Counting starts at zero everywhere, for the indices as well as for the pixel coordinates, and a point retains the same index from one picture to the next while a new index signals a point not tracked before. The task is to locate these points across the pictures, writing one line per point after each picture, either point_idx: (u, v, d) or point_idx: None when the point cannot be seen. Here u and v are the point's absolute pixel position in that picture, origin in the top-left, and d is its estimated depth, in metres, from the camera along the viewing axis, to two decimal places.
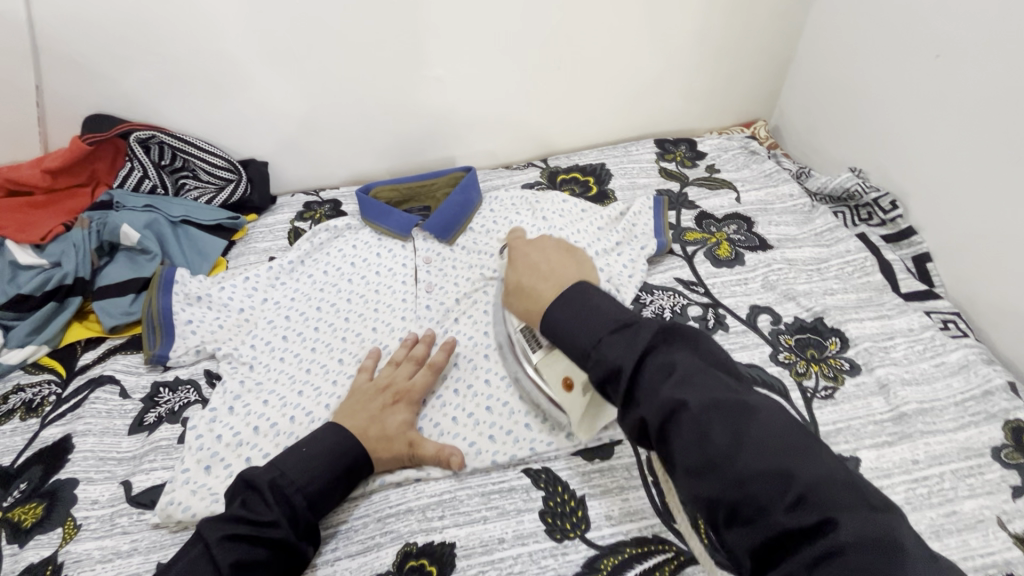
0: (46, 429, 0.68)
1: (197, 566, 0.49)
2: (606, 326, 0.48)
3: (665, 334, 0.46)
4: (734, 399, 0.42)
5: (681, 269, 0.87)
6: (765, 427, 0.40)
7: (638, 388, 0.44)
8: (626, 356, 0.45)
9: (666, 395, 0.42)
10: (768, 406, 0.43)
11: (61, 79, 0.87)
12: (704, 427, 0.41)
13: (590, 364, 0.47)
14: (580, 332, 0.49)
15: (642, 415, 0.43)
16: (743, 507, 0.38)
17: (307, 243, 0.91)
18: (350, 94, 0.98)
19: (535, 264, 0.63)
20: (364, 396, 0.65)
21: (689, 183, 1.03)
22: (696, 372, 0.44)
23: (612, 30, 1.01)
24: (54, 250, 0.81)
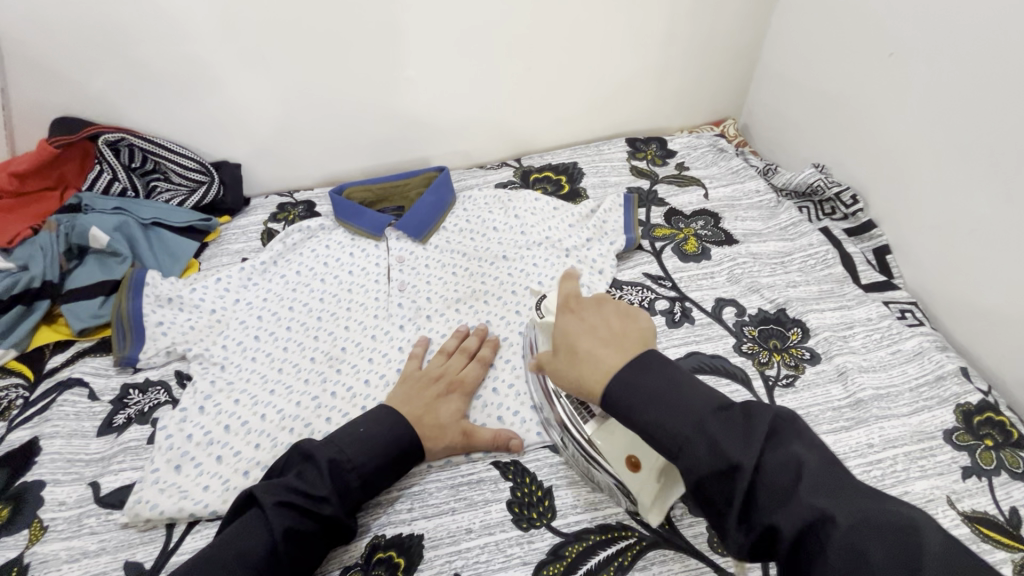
0: (12, 432, 0.67)
1: (252, 529, 0.51)
2: (703, 404, 0.44)
3: (777, 422, 0.43)
4: (887, 514, 0.38)
5: (649, 264, 0.88)
6: (933, 555, 0.36)
7: (760, 489, 0.40)
8: (746, 453, 0.41)
9: (806, 503, 0.39)
10: (905, 508, 0.40)
11: (27, 82, 0.86)
12: (857, 546, 0.37)
13: (694, 450, 0.42)
14: (673, 414, 0.44)
15: (767, 522, 0.40)
16: None
17: (280, 244, 0.92)
18: (322, 96, 0.98)
19: (595, 327, 0.53)
20: (417, 384, 0.67)
21: (659, 180, 1.05)
22: (822, 471, 0.41)
23: (582, 32, 1.03)
24: (21, 253, 0.81)
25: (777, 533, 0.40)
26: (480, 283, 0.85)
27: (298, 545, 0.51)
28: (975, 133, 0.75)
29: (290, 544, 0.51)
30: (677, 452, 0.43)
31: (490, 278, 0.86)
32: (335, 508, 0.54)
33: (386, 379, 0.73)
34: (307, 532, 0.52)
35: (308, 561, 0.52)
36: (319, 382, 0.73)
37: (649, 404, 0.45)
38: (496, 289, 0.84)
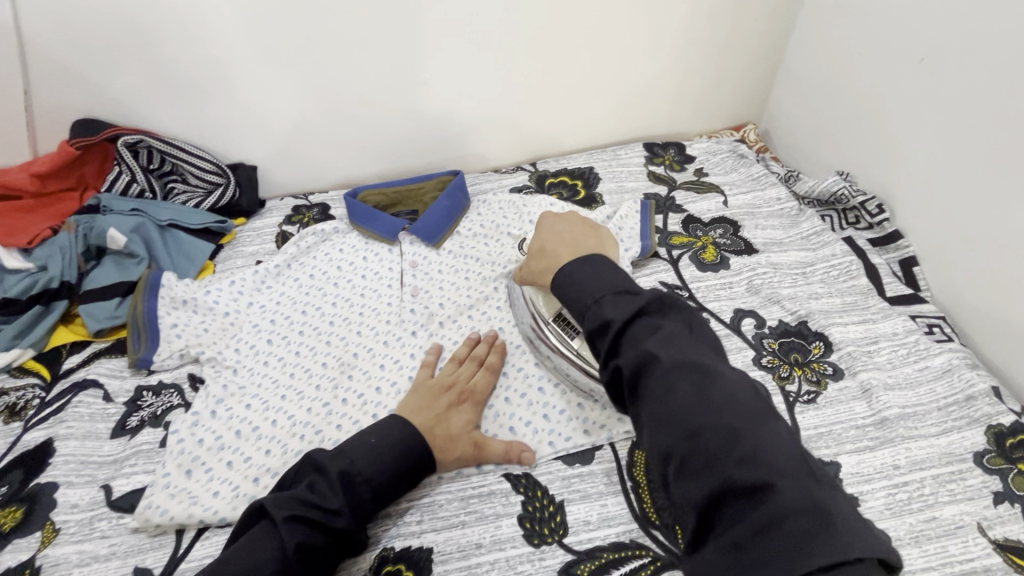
0: (28, 432, 0.68)
1: (263, 542, 0.50)
2: (607, 287, 0.53)
3: (661, 301, 0.50)
4: (711, 366, 0.45)
5: (666, 272, 0.87)
6: (732, 398, 0.43)
7: (624, 338, 0.49)
8: (618, 311, 0.50)
9: (647, 348, 0.47)
10: (736, 376, 0.46)
11: (49, 84, 0.87)
12: (670, 381, 0.44)
13: (587, 314, 0.53)
14: (586, 288, 0.55)
15: (619, 364, 0.48)
16: (695, 461, 0.41)
17: (294, 247, 0.91)
18: (339, 98, 0.98)
19: (559, 233, 0.69)
20: (429, 393, 0.65)
21: (677, 186, 1.03)
22: (679, 336, 0.48)
23: (600, 36, 1.02)
24: (40, 253, 0.81)
25: (622, 369, 0.48)
26: (494, 290, 0.84)
27: (309, 557, 0.51)
28: (1009, 142, 0.72)
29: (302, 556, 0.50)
30: (581, 315, 0.54)
31: (504, 285, 0.85)
32: (345, 519, 0.53)
33: (397, 387, 0.72)
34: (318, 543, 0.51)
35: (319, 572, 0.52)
36: (330, 388, 0.72)
37: (572, 287, 0.56)
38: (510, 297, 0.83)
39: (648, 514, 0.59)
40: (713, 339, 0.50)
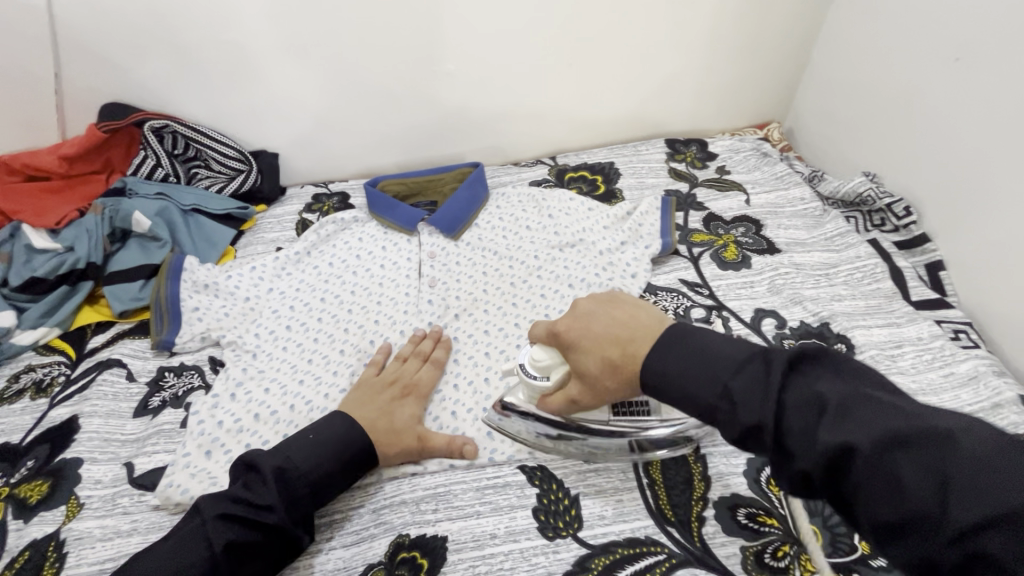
0: (54, 409, 0.69)
1: (192, 538, 0.52)
2: (726, 367, 0.45)
3: (794, 360, 0.43)
4: (916, 425, 0.37)
5: (686, 270, 0.86)
6: (966, 461, 0.34)
7: (788, 435, 0.40)
8: (762, 411, 0.41)
9: (827, 440, 0.38)
10: (953, 421, 0.37)
11: (77, 68, 0.89)
12: (889, 471, 0.36)
13: (722, 417, 0.44)
14: (698, 388, 0.45)
15: (802, 467, 0.39)
16: (972, 568, 0.33)
17: (314, 234, 0.92)
18: (361, 87, 0.98)
19: (601, 332, 0.53)
20: (371, 390, 0.67)
21: (698, 184, 1.02)
22: (852, 400, 0.39)
23: (624, 29, 1.00)
24: (68, 234, 0.83)
25: (813, 476, 0.39)
26: (510, 284, 0.84)
27: (238, 556, 0.52)
28: None
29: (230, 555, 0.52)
30: (713, 419, 0.44)
31: (521, 280, 0.85)
32: (278, 516, 0.54)
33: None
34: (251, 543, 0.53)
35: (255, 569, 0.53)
36: (347, 375, 0.73)
37: (682, 383, 0.46)
38: (528, 291, 0.83)
39: (665, 511, 0.58)
40: (872, 377, 0.42)
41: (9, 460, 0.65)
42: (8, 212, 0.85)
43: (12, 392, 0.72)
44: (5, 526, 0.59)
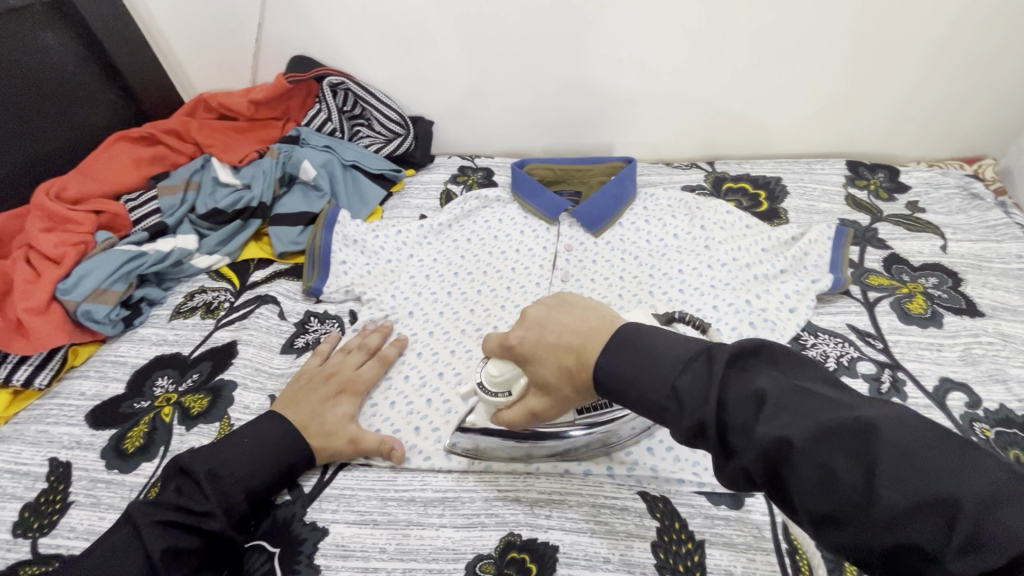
0: (218, 331, 0.77)
1: (126, 546, 0.50)
2: (669, 365, 0.40)
3: (736, 355, 0.38)
4: (844, 415, 0.33)
5: (857, 315, 0.75)
6: (901, 444, 0.31)
7: (730, 431, 0.36)
8: (705, 407, 0.37)
9: (762, 433, 0.34)
10: (884, 407, 0.33)
11: (279, 19, 0.95)
12: (822, 462, 0.32)
13: (669, 416, 0.40)
14: (646, 379, 0.41)
15: (743, 463, 0.36)
16: (906, 558, 0.30)
17: (458, 208, 0.93)
18: (525, 66, 0.96)
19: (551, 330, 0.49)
20: (309, 384, 0.66)
21: (882, 218, 0.89)
22: (789, 393, 0.35)
23: (833, 33, 0.88)
24: (247, 173, 0.91)
25: (754, 471, 0.35)
26: (648, 295, 0.79)
27: (183, 564, 0.50)
28: None
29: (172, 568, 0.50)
30: (662, 418, 0.40)
31: (659, 292, 0.79)
32: (218, 521, 0.53)
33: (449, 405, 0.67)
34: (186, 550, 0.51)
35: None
36: (465, 358, 0.72)
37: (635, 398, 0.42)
38: (665, 305, 0.77)
39: None
40: (812, 366, 0.38)
41: (178, 369, 0.72)
42: (202, 145, 0.95)
43: (187, 308, 0.80)
44: (171, 428, 0.65)
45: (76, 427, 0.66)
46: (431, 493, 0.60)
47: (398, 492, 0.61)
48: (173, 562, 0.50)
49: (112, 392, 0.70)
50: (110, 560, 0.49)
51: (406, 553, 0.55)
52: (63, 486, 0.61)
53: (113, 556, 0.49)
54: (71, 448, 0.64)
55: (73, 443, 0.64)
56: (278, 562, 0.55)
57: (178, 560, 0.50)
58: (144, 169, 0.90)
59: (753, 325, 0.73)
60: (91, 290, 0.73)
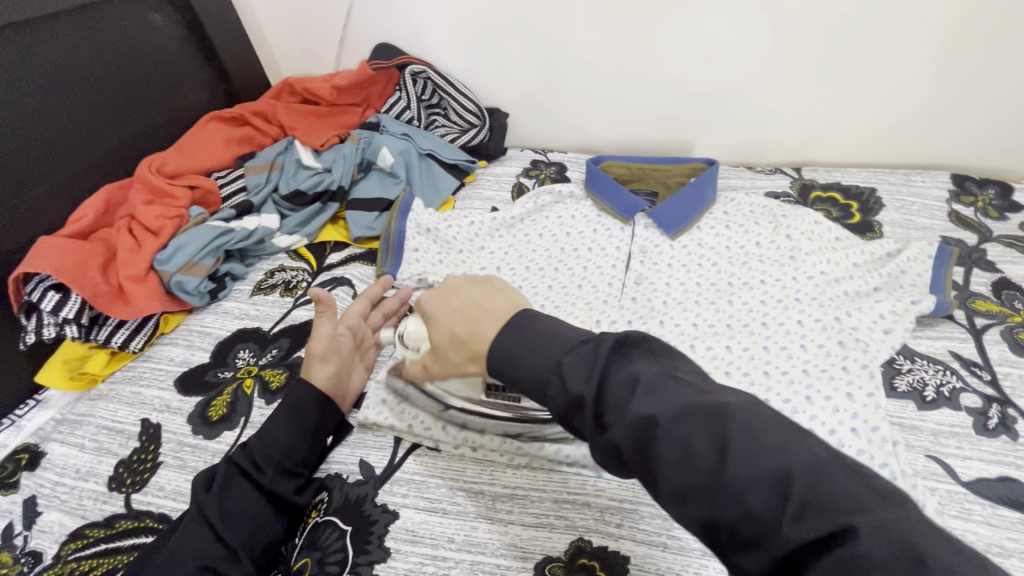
0: (297, 309, 0.79)
1: (189, 530, 0.51)
2: (560, 345, 0.41)
3: (621, 342, 0.40)
4: (705, 399, 0.36)
5: (961, 342, 0.70)
6: (749, 428, 0.34)
7: (605, 410, 0.37)
8: (585, 383, 0.38)
9: (635, 412, 0.36)
10: (737, 398, 0.36)
11: (367, 7, 0.96)
12: (682, 440, 0.34)
13: (553, 396, 0.40)
14: (536, 360, 0.41)
15: (613, 440, 0.37)
16: (745, 530, 0.32)
17: (530, 202, 0.92)
18: (608, 61, 0.94)
19: (460, 307, 0.49)
20: None
21: (992, 238, 0.82)
22: (663, 379, 0.37)
23: (951, 34, 0.81)
24: (327, 156, 0.93)
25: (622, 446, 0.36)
26: (726, 303, 0.76)
27: (240, 519, 0.52)
28: None
29: (234, 528, 0.52)
30: (545, 397, 0.41)
31: (739, 301, 0.76)
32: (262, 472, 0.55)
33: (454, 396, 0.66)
34: (239, 512, 0.53)
35: (259, 527, 0.53)
36: None
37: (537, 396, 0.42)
38: (744, 315, 0.74)
39: None
40: (688, 359, 0.40)
41: (259, 343, 0.75)
42: (286, 127, 0.97)
43: (268, 285, 0.83)
44: (252, 400, 0.68)
45: (166, 391, 0.70)
46: (499, 489, 0.60)
47: (466, 484, 0.61)
48: (231, 520, 0.52)
49: (198, 360, 0.73)
50: (178, 543, 0.50)
51: (475, 545, 0.55)
52: (154, 446, 0.64)
53: (179, 539, 0.50)
54: (162, 411, 0.68)
55: (163, 407, 0.68)
56: (351, 540, 0.56)
57: (234, 517, 0.52)
58: (233, 149, 0.93)
59: (842, 344, 0.68)
60: (183, 262, 0.77)
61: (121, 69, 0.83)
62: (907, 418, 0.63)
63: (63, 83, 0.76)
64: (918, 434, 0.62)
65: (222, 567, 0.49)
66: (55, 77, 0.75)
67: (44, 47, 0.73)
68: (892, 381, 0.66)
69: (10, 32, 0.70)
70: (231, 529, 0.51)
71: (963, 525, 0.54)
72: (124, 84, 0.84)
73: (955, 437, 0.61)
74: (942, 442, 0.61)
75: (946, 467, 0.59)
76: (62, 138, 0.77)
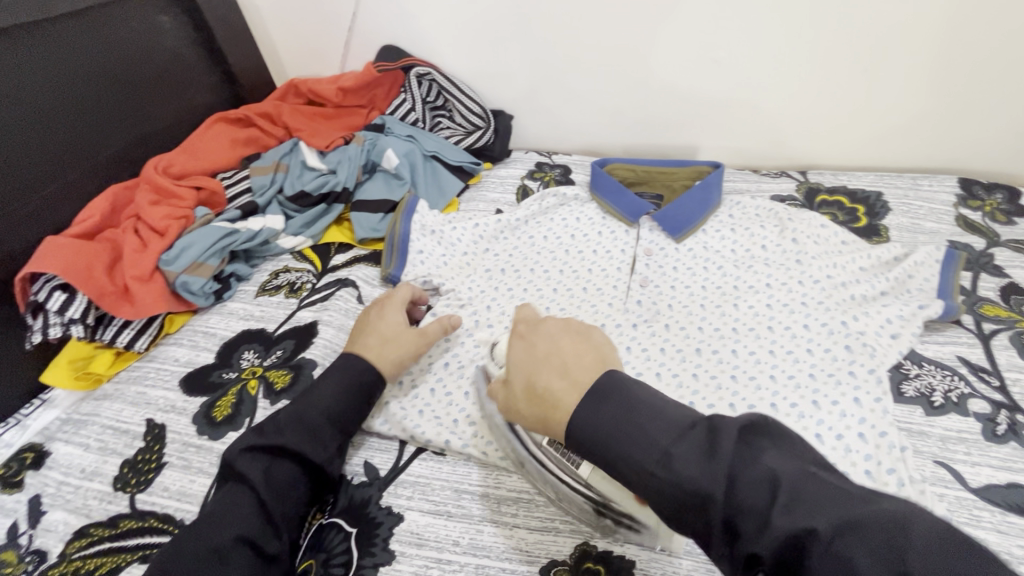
0: (300, 311, 0.79)
1: (234, 502, 0.49)
2: (666, 431, 0.40)
3: (746, 431, 0.38)
4: (865, 508, 0.32)
5: (968, 347, 0.69)
6: (926, 542, 0.30)
7: (738, 515, 0.35)
8: (712, 480, 0.36)
9: (779, 522, 0.33)
10: (904, 506, 0.33)
11: (373, 9, 0.97)
12: (844, 558, 0.30)
13: (661, 485, 0.38)
14: (636, 448, 0.40)
15: (751, 551, 0.34)
16: None
17: (535, 205, 0.92)
18: (614, 63, 0.94)
19: (546, 355, 0.49)
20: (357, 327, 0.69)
21: (999, 243, 0.82)
22: (805, 484, 0.35)
23: (963, 38, 0.80)
24: (333, 158, 0.93)
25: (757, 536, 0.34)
26: (731, 307, 0.76)
27: (286, 495, 0.52)
28: None
29: (280, 502, 0.51)
30: (648, 486, 0.39)
31: (744, 305, 0.75)
32: (315, 452, 0.54)
33: (452, 398, 0.67)
34: (287, 486, 0.52)
35: (296, 502, 0.53)
36: None
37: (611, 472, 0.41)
38: (750, 319, 0.74)
39: None
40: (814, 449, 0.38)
41: (264, 344, 0.75)
42: (291, 129, 0.98)
43: (273, 286, 0.83)
44: (256, 401, 0.67)
45: (171, 392, 0.70)
46: (504, 491, 0.60)
47: (471, 487, 0.60)
48: (278, 496, 0.51)
49: (203, 360, 0.73)
50: (220, 515, 0.48)
51: (479, 549, 0.55)
52: (158, 447, 0.64)
53: (222, 511, 0.49)
54: (167, 412, 0.68)
55: (168, 407, 0.68)
56: (356, 542, 0.56)
57: (282, 492, 0.52)
58: (238, 150, 0.93)
59: (849, 349, 0.68)
60: (189, 263, 0.77)
61: (130, 71, 0.84)
62: (915, 423, 0.63)
63: (72, 85, 0.76)
64: (926, 440, 0.61)
65: (267, 543, 0.49)
66: (64, 78, 0.75)
67: (54, 49, 0.74)
68: (898, 386, 0.66)
69: (21, 34, 0.70)
70: (277, 502, 0.51)
71: (973, 533, 0.54)
72: (132, 85, 0.85)
73: (963, 443, 0.61)
74: (950, 448, 0.60)
75: (955, 474, 0.58)
76: (70, 139, 0.77)
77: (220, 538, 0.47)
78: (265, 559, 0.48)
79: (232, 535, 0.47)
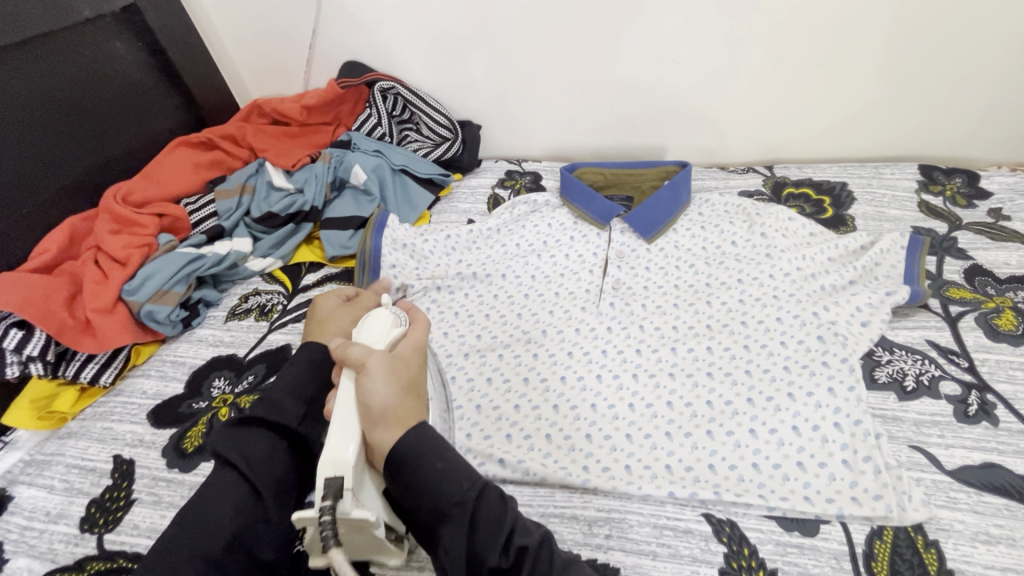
0: (272, 334, 0.77)
1: (219, 483, 0.49)
2: (460, 483, 0.45)
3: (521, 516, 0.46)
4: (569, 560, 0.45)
5: (937, 330, 0.70)
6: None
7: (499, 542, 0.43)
8: (498, 517, 0.44)
9: (516, 541, 0.43)
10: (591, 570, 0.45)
11: (332, 25, 0.96)
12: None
13: (464, 510, 0.43)
14: (445, 481, 0.45)
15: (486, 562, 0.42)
16: None
17: (507, 213, 0.92)
18: (576, 69, 0.94)
19: (407, 376, 0.50)
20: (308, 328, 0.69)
21: (961, 226, 0.83)
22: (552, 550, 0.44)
23: (909, 27, 0.82)
24: (299, 177, 0.92)
25: (497, 568, 0.42)
26: (705, 303, 0.76)
27: (271, 464, 0.51)
28: None
29: (262, 472, 0.50)
30: (445, 500, 0.44)
31: (717, 302, 0.76)
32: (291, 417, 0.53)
33: None
34: (270, 455, 0.51)
35: (283, 464, 0.52)
36: (513, 363, 0.72)
37: (425, 489, 0.44)
38: (721, 314, 0.74)
39: None
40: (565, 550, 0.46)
41: (235, 370, 0.73)
42: (256, 150, 0.96)
43: (243, 310, 0.82)
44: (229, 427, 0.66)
45: (139, 425, 0.68)
46: None
47: None
48: (257, 464, 0.50)
49: (172, 391, 0.72)
50: (206, 496, 0.49)
51: None
52: (127, 483, 0.62)
53: (208, 493, 0.49)
54: (135, 446, 0.66)
55: (136, 442, 0.66)
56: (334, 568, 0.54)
57: (261, 463, 0.50)
58: (203, 173, 0.92)
59: (821, 338, 0.68)
60: (153, 292, 0.75)
61: (83, 98, 0.82)
62: (890, 409, 0.63)
63: (21, 115, 0.74)
64: (901, 426, 0.62)
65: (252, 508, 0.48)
66: (12, 109, 0.73)
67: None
68: (872, 373, 0.66)
69: None
70: (260, 473, 0.50)
71: (951, 515, 0.54)
72: (86, 114, 0.83)
73: (937, 425, 0.61)
74: (924, 432, 0.61)
75: (930, 457, 0.59)
76: (22, 170, 0.75)
77: (206, 517, 0.47)
78: (265, 520, 0.49)
79: (227, 506, 0.48)
